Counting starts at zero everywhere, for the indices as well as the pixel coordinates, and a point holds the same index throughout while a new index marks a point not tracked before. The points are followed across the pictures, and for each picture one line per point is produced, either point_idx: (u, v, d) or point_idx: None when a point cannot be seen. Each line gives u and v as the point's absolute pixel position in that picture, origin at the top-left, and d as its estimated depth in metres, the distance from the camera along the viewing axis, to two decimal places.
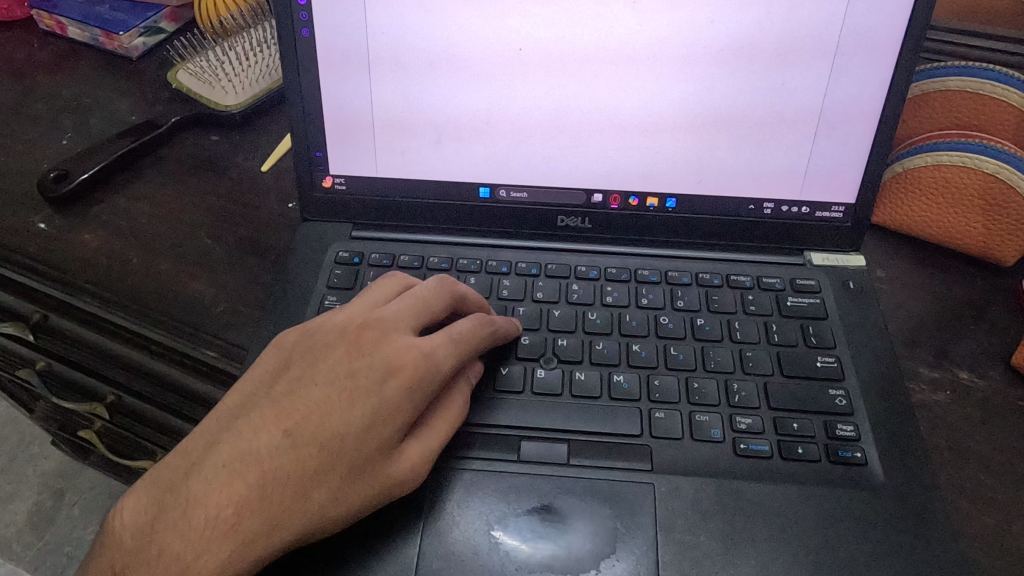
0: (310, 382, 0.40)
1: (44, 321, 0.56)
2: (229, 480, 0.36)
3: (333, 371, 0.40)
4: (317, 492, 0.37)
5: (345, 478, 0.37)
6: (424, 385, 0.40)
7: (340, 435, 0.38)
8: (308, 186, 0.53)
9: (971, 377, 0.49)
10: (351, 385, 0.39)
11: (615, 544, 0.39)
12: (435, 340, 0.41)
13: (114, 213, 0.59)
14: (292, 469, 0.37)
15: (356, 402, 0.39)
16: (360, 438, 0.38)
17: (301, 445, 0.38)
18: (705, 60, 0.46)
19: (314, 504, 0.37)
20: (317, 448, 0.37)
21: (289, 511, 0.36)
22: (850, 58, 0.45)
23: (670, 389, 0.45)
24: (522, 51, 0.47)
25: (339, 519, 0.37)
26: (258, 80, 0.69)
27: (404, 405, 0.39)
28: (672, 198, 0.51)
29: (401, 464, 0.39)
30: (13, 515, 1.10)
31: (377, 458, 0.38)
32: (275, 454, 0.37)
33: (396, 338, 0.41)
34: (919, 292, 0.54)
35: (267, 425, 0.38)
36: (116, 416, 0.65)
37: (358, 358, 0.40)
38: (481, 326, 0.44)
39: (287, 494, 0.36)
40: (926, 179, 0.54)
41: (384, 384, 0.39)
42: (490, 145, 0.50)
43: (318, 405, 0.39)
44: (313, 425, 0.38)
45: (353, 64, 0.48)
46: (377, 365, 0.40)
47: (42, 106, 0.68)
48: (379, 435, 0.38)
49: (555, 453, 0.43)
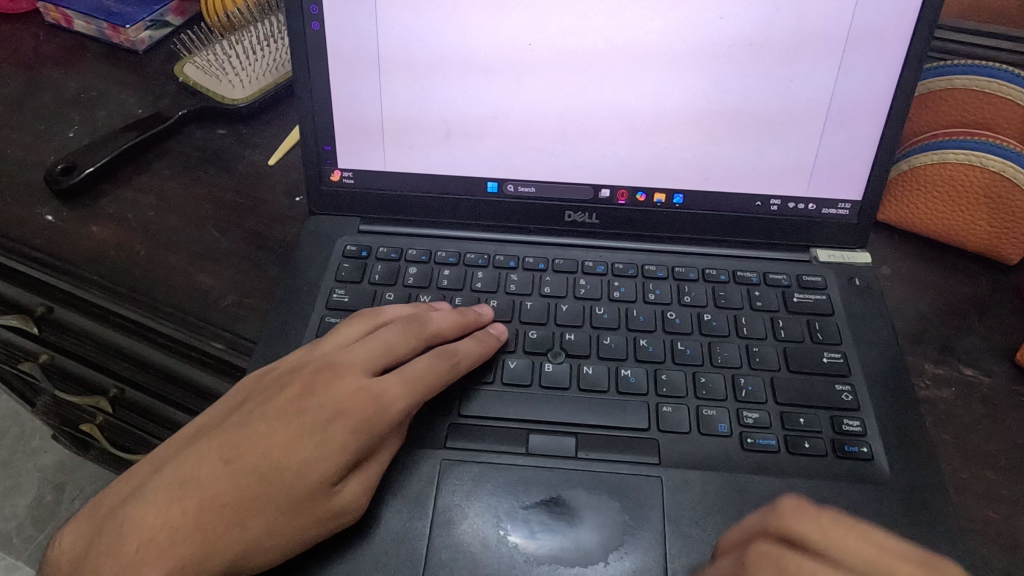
0: (261, 416, 0.40)
1: (48, 313, 0.56)
2: (170, 504, 0.37)
3: (284, 408, 0.40)
4: (252, 522, 0.37)
5: (282, 509, 0.37)
6: (372, 425, 0.39)
7: (283, 467, 0.38)
8: (316, 179, 0.53)
9: (975, 373, 0.49)
10: (300, 421, 0.40)
11: (623, 537, 0.40)
12: (392, 383, 0.41)
13: (120, 206, 0.59)
14: (231, 497, 0.37)
15: (303, 438, 0.39)
16: (300, 472, 0.38)
17: (242, 476, 0.38)
18: (714, 57, 0.46)
19: (249, 534, 0.37)
20: (256, 480, 0.38)
21: (224, 540, 0.37)
22: (859, 56, 0.46)
23: (679, 384, 0.45)
24: (531, 46, 0.47)
25: (276, 551, 0.37)
26: (265, 74, 0.69)
27: (348, 445, 0.39)
28: (679, 194, 0.52)
29: (340, 499, 0.38)
30: (13, 509, 1.10)
31: (316, 491, 0.37)
32: (216, 483, 0.38)
33: (354, 378, 0.41)
34: (924, 289, 0.54)
35: (211, 455, 0.39)
36: (119, 409, 0.65)
37: (307, 397, 0.41)
38: (445, 364, 0.43)
39: (223, 521, 0.37)
40: (932, 177, 0.54)
41: (331, 421, 0.39)
42: (498, 140, 0.50)
43: (267, 437, 0.39)
44: (256, 457, 0.39)
45: (363, 58, 0.48)
46: (325, 407, 0.40)
47: (49, 98, 0.68)
48: (320, 471, 0.38)
49: (563, 446, 0.43)
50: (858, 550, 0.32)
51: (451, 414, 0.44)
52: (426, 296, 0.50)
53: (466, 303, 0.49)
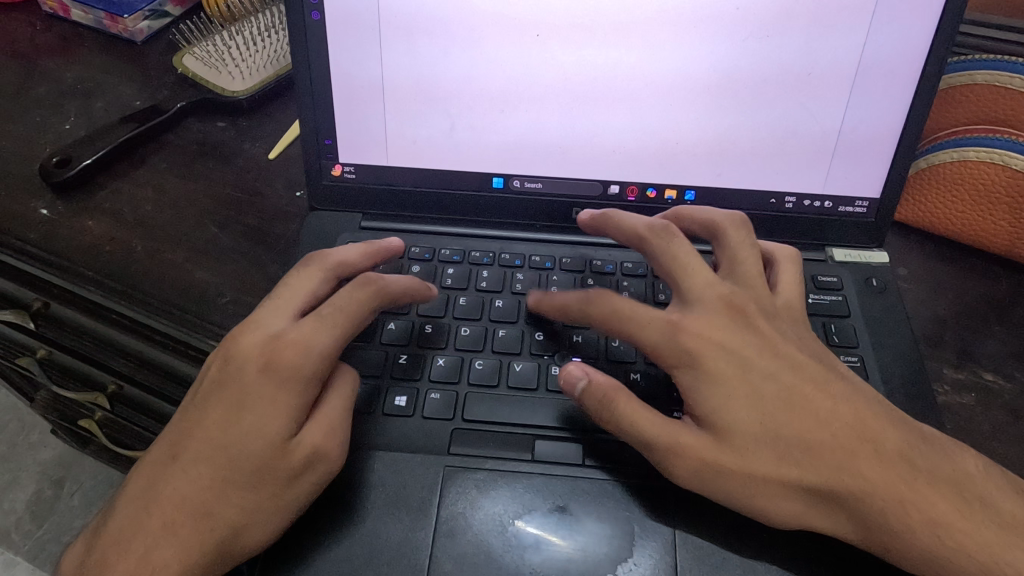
0: (195, 406, 0.39)
1: (44, 309, 0.54)
2: (138, 515, 0.37)
3: (209, 388, 0.40)
4: (221, 510, 0.36)
5: (245, 487, 0.37)
6: (302, 371, 0.38)
7: (230, 444, 0.37)
8: (317, 174, 0.51)
9: (996, 378, 0.48)
10: (227, 393, 0.39)
11: (633, 548, 0.38)
12: (303, 326, 0.40)
13: (118, 200, 0.57)
14: (193, 490, 0.37)
15: (237, 410, 0.38)
16: (247, 441, 0.37)
17: (193, 464, 0.38)
18: (730, 49, 0.45)
19: (223, 518, 0.36)
20: (209, 463, 0.37)
21: (200, 531, 0.36)
22: (880, 49, 0.44)
23: (654, 388, 0.43)
24: (540, 37, 0.45)
25: (255, 527, 0.36)
26: (265, 65, 0.68)
27: (282, 398, 0.38)
28: (691, 190, 0.50)
29: (301, 450, 0.37)
30: (13, 503, 1.09)
31: (272, 454, 0.37)
32: (175, 481, 0.37)
33: (262, 332, 0.40)
34: (942, 291, 0.53)
35: (164, 456, 0.39)
36: (118, 405, 0.64)
37: (227, 366, 0.39)
38: (375, 297, 0.42)
39: (193, 517, 0.36)
40: (951, 175, 0.53)
41: (256, 380, 0.38)
42: (505, 133, 0.49)
43: (206, 421, 0.38)
44: (200, 443, 0.38)
45: (366, 49, 0.46)
46: (248, 369, 0.39)
47: (45, 89, 0.66)
48: (265, 432, 0.37)
49: (570, 453, 0.41)
50: (696, 270, 0.42)
51: (455, 419, 0.43)
52: None
53: (471, 304, 0.48)
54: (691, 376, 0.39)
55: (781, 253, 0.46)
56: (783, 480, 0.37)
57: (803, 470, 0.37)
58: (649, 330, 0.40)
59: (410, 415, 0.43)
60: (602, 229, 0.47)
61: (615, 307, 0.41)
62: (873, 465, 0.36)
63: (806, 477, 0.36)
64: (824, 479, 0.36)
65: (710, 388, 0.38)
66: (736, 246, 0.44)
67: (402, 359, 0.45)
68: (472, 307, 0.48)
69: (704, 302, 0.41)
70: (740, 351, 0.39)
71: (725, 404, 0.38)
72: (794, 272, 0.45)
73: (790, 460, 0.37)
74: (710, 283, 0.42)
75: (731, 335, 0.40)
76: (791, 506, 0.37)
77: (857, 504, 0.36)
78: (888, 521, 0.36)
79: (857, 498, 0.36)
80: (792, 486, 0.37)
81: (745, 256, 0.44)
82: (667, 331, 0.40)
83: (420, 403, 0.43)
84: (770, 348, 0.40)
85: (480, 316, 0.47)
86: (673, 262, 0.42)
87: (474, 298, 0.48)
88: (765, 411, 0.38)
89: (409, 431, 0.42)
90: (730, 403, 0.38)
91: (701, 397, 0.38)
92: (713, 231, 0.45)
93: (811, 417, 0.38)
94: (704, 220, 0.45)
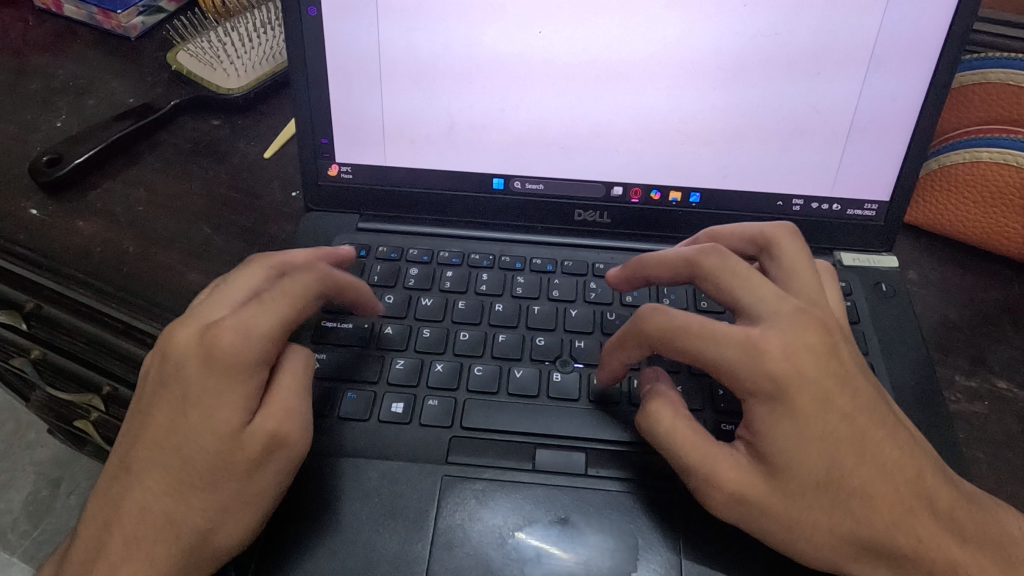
0: (139, 411, 0.38)
1: (37, 310, 0.51)
2: (101, 534, 0.36)
3: (150, 389, 0.38)
4: (186, 518, 0.35)
5: (205, 490, 0.35)
6: (242, 359, 0.36)
7: (177, 445, 0.36)
8: (313, 174, 0.50)
9: (1008, 386, 0.46)
10: (167, 392, 0.37)
11: (637, 560, 0.37)
12: (243, 309, 0.37)
13: (110, 200, 0.56)
14: (153, 501, 0.36)
15: (179, 409, 0.36)
16: (198, 442, 0.36)
17: (145, 473, 0.36)
18: (738, 48, 0.44)
19: (188, 528, 0.35)
20: (163, 471, 0.36)
21: (165, 543, 0.35)
22: (892, 46, 0.43)
23: None
24: (541, 34, 0.44)
25: (223, 532, 0.35)
26: (262, 62, 0.67)
27: (224, 391, 0.36)
28: (695, 192, 0.49)
29: (252, 438, 0.36)
30: (8, 504, 1.08)
31: (226, 449, 0.35)
32: (133, 492, 0.36)
33: (194, 323, 0.37)
34: (952, 296, 0.51)
35: (118, 465, 0.37)
36: (111, 408, 0.62)
37: (165, 366, 0.37)
38: (314, 278, 0.40)
39: (155, 529, 0.35)
40: (962, 176, 0.52)
41: (198, 376, 0.36)
42: (505, 133, 0.48)
43: (154, 425, 0.37)
44: (151, 449, 0.36)
45: (363, 47, 0.45)
46: (186, 366, 0.36)
47: (37, 85, 0.65)
48: (217, 429, 0.35)
49: (571, 462, 0.40)
50: (762, 285, 0.39)
51: (453, 427, 0.42)
52: (427, 299, 0.47)
53: (470, 308, 0.47)
54: (772, 407, 0.36)
55: (821, 268, 0.45)
56: (836, 523, 0.35)
57: (857, 521, 0.35)
58: (725, 348, 0.36)
59: (407, 422, 0.41)
60: (637, 277, 0.45)
61: (678, 322, 0.38)
62: (925, 522, 0.35)
63: (861, 529, 0.35)
64: (839, 512, 0.35)
65: (783, 415, 0.35)
66: (794, 261, 0.41)
67: (399, 365, 0.43)
68: (472, 311, 0.46)
69: (778, 315, 0.37)
70: (823, 381, 0.36)
71: (794, 441, 0.35)
72: (832, 283, 0.44)
73: (848, 513, 0.35)
74: (781, 295, 0.38)
75: (820, 360, 0.36)
76: (837, 553, 0.35)
77: (903, 561, 0.35)
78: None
79: (906, 555, 0.35)
80: (844, 538, 0.35)
81: (801, 272, 0.40)
82: (748, 351, 0.36)
83: (418, 410, 0.42)
84: (847, 378, 0.37)
85: (480, 320, 0.46)
86: (733, 279, 0.39)
87: (473, 302, 0.47)
88: (834, 456, 0.35)
89: (405, 438, 0.41)
90: (802, 444, 0.35)
91: (773, 426, 0.35)
92: (764, 244, 0.43)
93: (875, 467, 0.35)
94: (748, 233, 0.43)
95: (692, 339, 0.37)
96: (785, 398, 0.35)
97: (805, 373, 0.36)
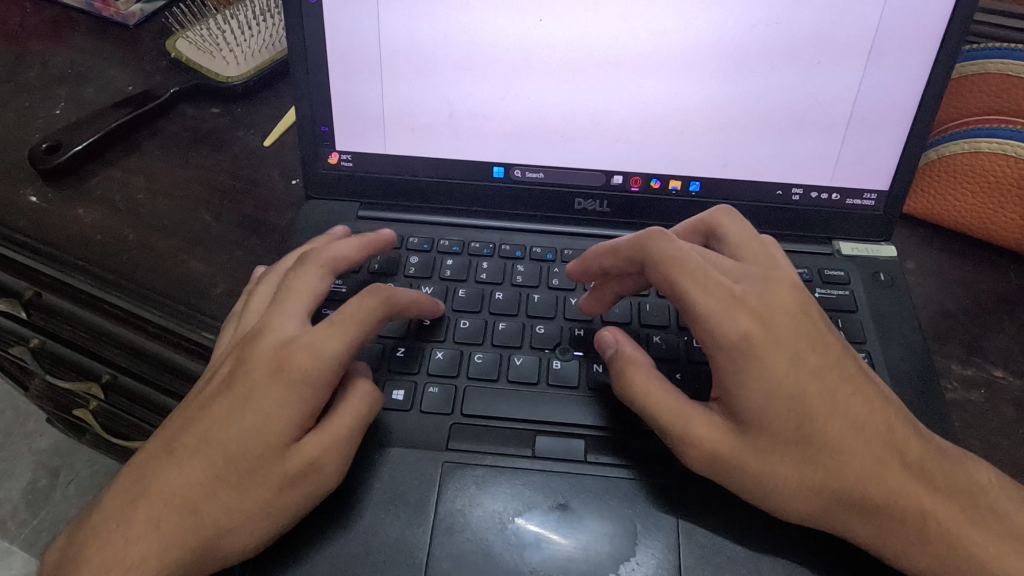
0: (200, 402, 0.39)
1: (37, 298, 0.52)
2: (124, 509, 0.36)
3: (216, 386, 0.39)
4: (208, 508, 0.36)
5: (235, 487, 0.36)
6: (309, 377, 0.37)
7: (225, 440, 0.37)
8: (313, 161, 0.50)
9: (1005, 374, 0.47)
10: (231, 391, 0.38)
11: (635, 547, 0.37)
12: (317, 331, 0.38)
13: (110, 188, 0.56)
14: (182, 487, 0.36)
15: (238, 408, 0.37)
16: (246, 443, 0.36)
17: (186, 461, 0.37)
18: (738, 37, 0.43)
19: (207, 518, 0.36)
20: (203, 461, 0.37)
21: (182, 528, 0.36)
22: (892, 35, 0.43)
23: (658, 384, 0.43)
24: (542, 22, 0.44)
25: (240, 529, 0.36)
26: (261, 50, 0.66)
27: (285, 403, 0.37)
28: (695, 181, 0.49)
29: (299, 456, 0.36)
30: (7, 492, 1.08)
31: (269, 457, 0.36)
32: (167, 477, 0.37)
33: (275, 337, 0.39)
34: (949, 285, 0.52)
35: (161, 448, 0.38)
36: (112, 396, 0.62)
37: (236, 369, 0.39)
38: (381, 307, 0.39)
39: (179, 514, 0.36)
40: (960, 166, 0.52)
41: (264, 382, 0.37)
42: (505, 122, 0.48)
43: (208, 418, 0.38)
44: (197, 440, 0.37)
45: (363, 35, 0.45)
46: (258, 374, 0.38)
47: (35, 72, 0.65)
48: (267, 437, 0.36)
49: (572, 450, 0.40)
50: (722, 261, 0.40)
51: (453, 414, 0.42)
52: (427, 287, 0.47)
53: (470, 296, 0.47)
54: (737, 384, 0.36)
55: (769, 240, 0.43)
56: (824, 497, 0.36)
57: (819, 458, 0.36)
58: (710, 296, 0.37)
59: (408, 409, 0.42)
60: (696, 232, 0.43)
61: (675, 254, 0.38)
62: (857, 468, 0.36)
63: (833, 481, 0.35)
64: (828, 492, 0.35)
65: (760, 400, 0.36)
66: (741, 240, 0.42)
67: (399, 352, 0.44)
68: (472, 299, 0.47)
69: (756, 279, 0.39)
70: (796, 343, 0.37)
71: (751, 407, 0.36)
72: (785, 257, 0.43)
73: (820, 466, 0.36)
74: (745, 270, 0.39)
75: (795, 322, 0.38)
76: (813, 506, 0.36)
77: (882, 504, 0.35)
78: (900, 527, 0.35)
79: (878, 504, 0.35)
80: (818, 491, 0.36)
81: (752, 245, 0.41)
82: (730, 304, 0.37)
83: (418, 397, 0.42)
84: (819, 340, 0.38)
85: (480, 308, 0.46)
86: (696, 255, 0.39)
87: (474, 290, 0.47)
88: (805, 413, 0.36)
89: (406, 424, 0.41)
90: (773, 398, 0.36)
91: (744, 381, 0.36)
92: (708, 228, 0.43)
93: (845, 423, 0.36)
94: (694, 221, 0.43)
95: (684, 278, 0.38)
96: (752, 352, 0.36)
97: (778, 336, 0.37)
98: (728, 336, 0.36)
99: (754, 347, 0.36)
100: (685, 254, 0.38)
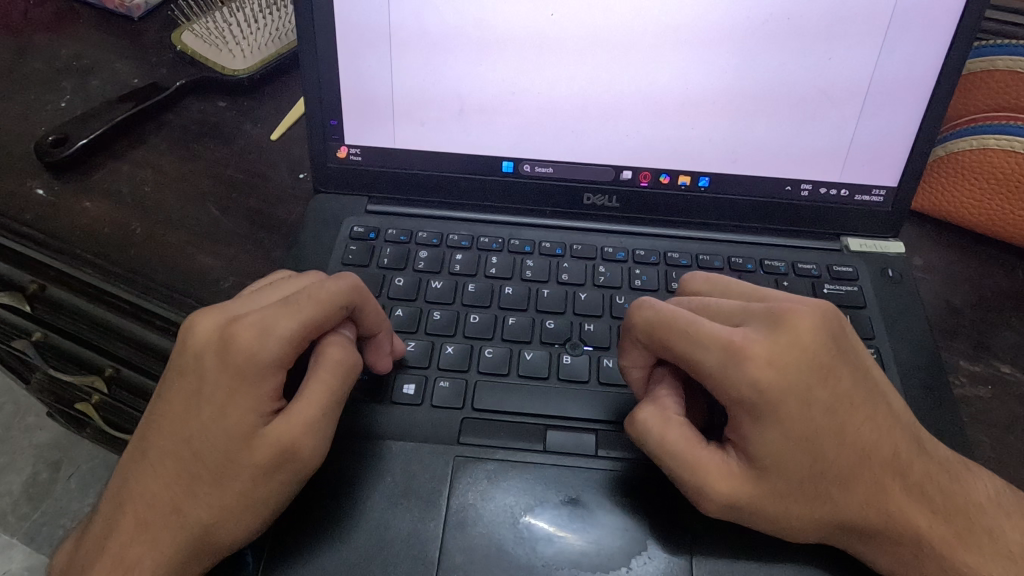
0: (160, 397, 0.38)
1: (41, 291, 0.52)
2: (115, 514, 0.37)
3: (171, 377, 0.38)
4: (189, 509, 0.36)
5: (210, 485, 0.35)
6: (257, 359, 0.35)
7: (189, 437, 0.36)
8: (321, 156, 0.50)
9: (1012, 370, 0.47)
10: (186, 384, 0.37)
11: (647, 541, 0.38)
12: (269, 308, 0.36)
13: (116, 181, 0.56)
14: (160, 490, 0.36)
15: (196, 402, 0.36)
16: (210, 438, 0.36)
17: (158, 462, 0.37)
18: (749, 33, 0.43)
19: (189, 518, 0.36)
20: (173, 460, 0.36)
21: (168, 529, 0.36)
22: (905, 32, 0.43)
23: None
24: (553, 16, 0.44)
25: (222, 526, 0.35)
26: (268, 44, 0.66)
27: (239, 393, 0.35)
28: (705, 177, 0.49)
29: (268, 445, 0.35)
30: (7, 486, 1.08)
31: (235, 450, 0.35)
32: (145, 481, 0.37)
33: (223, 318, 0.37)
34: (956, 281, 0.52)
35: (136, 450, 0.38)
36: (116, 390, 0.62)
37: (185, 356, 0.37)
38: (353, 291, 0.38)
39: (164, 516, 0.36)
40: (968, 163, 0.52)
41: (212, 372, 0.36)
42: (516, 116, 0.48)
43: (168, 416, 0.37)
44: (163, 440, 0.37)
45: (373, 29, 0.45)
46: (205, 364, 0.36)
47: (41, 64, 0.65)
48: (229, 429, 0.35)
49: (582, 444, 0.40)
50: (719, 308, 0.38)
51: (464, 408, 0.42)
52: (437, 282, 0.47)
53: (480, 290, 0.47)
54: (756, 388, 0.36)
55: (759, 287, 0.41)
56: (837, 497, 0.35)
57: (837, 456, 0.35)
58: (708, 352, 0.35)
59: (419, 404, 0.42)
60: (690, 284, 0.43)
61: (663, 314, 0.37)
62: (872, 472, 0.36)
63: (837, 503, 0.35)
64: (838, 492, 0.35)
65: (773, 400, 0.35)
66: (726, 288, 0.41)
67: (411, 347, 0.44)
68: (482, 294, 0.47)
69: (759, 321, 0.37)
70: (804, 377, 0.35)
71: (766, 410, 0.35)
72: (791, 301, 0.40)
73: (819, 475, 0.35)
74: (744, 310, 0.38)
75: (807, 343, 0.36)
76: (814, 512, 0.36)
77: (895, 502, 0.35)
78: (893, 535, 0.36)
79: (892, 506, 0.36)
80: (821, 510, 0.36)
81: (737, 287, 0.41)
82: (731, 356, 0.35)
83: (430, 392, 0.42)
84: (833, 362, 0.36)
85: (490, 303, 0.46)
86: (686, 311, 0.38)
87: (484, 285, 0.47)
88: (812, 436, 0.35)
89: (418, 420, 0.41)
90: None
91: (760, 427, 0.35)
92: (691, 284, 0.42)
93: (854, 453, 0.35)
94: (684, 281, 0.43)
95: (676, 341, 0.36)
96: (764, 404, 0.35)
97: (786, 379, 0.35)
98: (735, 391, 0.35)
99: (766, 399, 0.35)
100: (673, 314, 0.37)
